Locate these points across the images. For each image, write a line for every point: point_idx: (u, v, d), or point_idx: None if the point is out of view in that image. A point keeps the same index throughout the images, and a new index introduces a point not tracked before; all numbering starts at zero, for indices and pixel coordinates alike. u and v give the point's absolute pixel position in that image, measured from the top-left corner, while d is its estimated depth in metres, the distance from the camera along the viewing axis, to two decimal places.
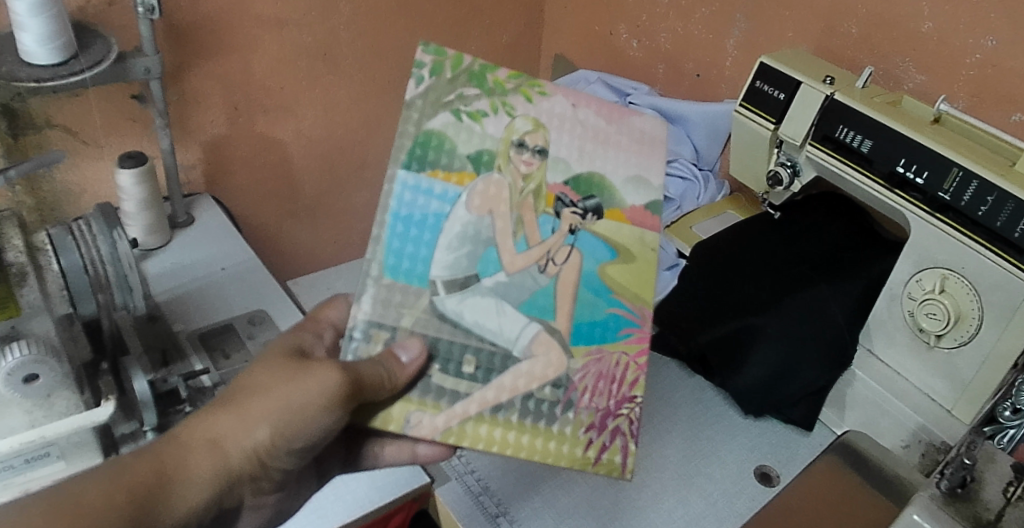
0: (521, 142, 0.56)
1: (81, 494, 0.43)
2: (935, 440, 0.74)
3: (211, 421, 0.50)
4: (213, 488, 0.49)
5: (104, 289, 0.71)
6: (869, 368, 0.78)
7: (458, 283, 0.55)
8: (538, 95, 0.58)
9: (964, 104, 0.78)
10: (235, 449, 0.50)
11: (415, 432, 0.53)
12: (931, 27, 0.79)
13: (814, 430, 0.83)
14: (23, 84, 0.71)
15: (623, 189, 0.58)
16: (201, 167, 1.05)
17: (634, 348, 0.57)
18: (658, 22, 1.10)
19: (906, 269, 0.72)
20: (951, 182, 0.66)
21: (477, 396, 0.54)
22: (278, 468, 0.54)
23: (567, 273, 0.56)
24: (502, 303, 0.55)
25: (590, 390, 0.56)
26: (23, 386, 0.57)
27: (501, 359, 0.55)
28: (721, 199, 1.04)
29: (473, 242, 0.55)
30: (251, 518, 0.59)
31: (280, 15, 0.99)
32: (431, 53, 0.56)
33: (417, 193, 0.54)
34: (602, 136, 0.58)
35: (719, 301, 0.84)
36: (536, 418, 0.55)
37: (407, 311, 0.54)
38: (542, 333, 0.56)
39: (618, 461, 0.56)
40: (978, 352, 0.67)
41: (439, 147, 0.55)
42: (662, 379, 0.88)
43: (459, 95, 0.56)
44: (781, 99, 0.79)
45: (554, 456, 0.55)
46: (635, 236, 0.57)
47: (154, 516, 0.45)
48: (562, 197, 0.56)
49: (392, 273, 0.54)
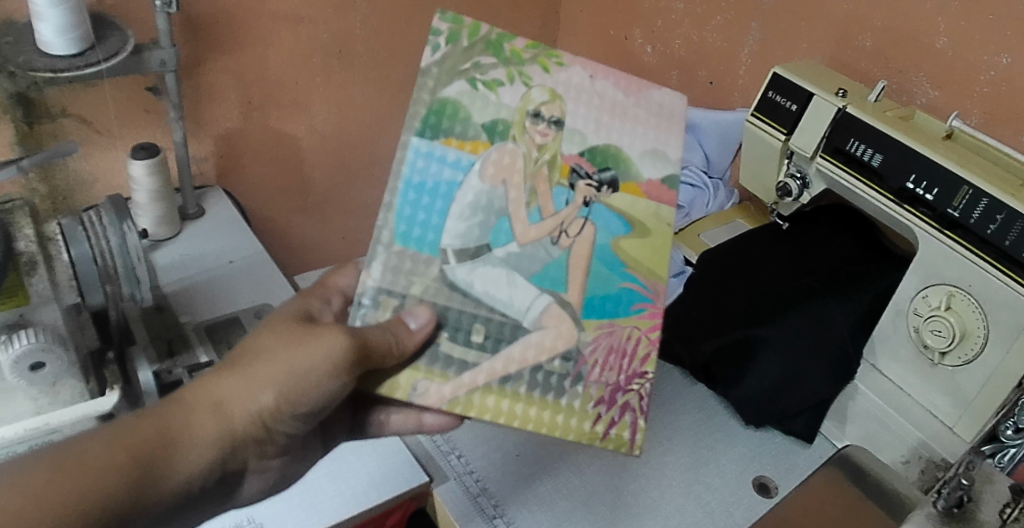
0: (536, 113, 0.57)
1: (86, 451, 0.44)
2: (935, 457, 0.73)
3: (214, 385, 0.50)
4: (217, 449, 0.50)
5: (113, 280, 0.72)
6: (870, 383, 0.78)
7: (469, 252, 0.55)
8: (555, 66, 0.59)
9: (977, 121, 0.78)
10: (240, 413, 0.50)
11: (421, 400, 0.52)
12: (946, 43, 0.78)
13: (814, 442, 0.82)
14: (40, 74, 0.72)
15: (640, 161, 0.58)
16: (214, 160, 1.06)
17: (647, 323, 0.57)
18: (673, 29, 1.10)
19: (913, 285, 0.72)
20: (961, 199, 0.66)
21: (486, 366, 0.54)
22: (282, 433, 0.54)
23: (579, 245, 0.57)
24: (514, 274, 0.56)
25: (600, 364, 0.56)
26: (29, 374, 0.58)
27: (511, 329, 0.55)
28: (730, 207, 1.04)
29: (485, 212, 0.55)
30: (255, 483, 0.59)
31: (296, 11, 1.00)
32: (449, 21, 0.57)
33: (430, 160, 0.55)
34: (620, 109, 0.59)
35: (724, 311, 0.84)
36: (544, 391, 0.54)
37: (416, 279, 0.54)
38: (553, 305, 0.56)
39: (626, 437, 0.56)
40: (982, 370, 0.67)
41: (453, 116, 0.55)
42: (664, 386, 0.88)
43: (475, 64, 0.56)
44: (793, 111, 0.79)
45: (562, 429, 0.55)
46: (650, 210, 0.58)
47: (156, 478, 0.46)
48: (577, 168, 0.57)
49: (403, 240, 0.54)
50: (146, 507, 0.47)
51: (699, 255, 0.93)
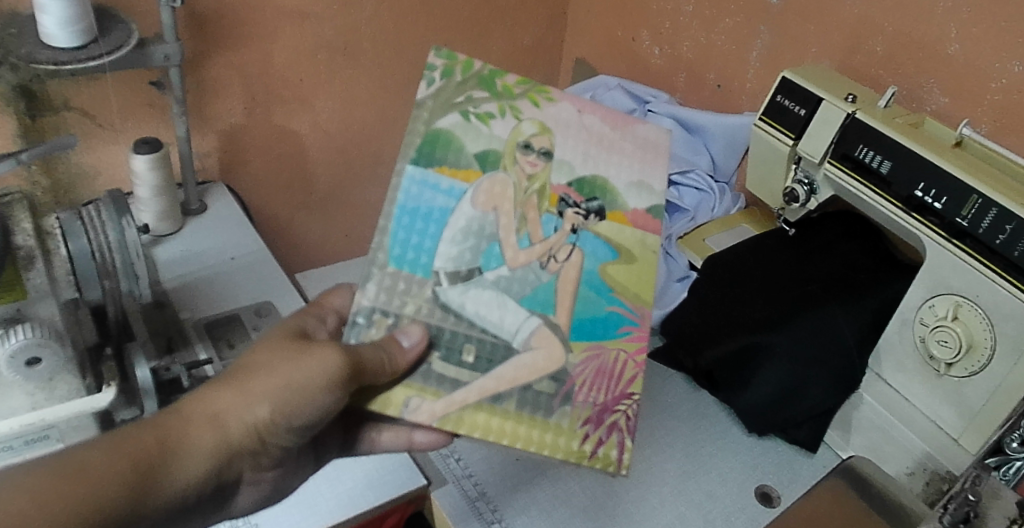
0: (526, 144, 0.57)
1: (86, 458, 0.43)
2: (940, 469, 0.73)
3: (212, 397, 0.50)
4: (212, 461, 0.49)
5: (110, 275, 0.70)
6: (876, 392, 0.77)
7: (461, 275, 0.55)
8: (545, 101, 0.60)
9: (986, 129, 0.77)
10: (236, 425, 0.50)
11: (413, 416, 0.52)
12: (957, 49, 0.77)
13: (818, 451, 0.82)
14: (42, 67, 0.71)
15: (626, 192, 0.59)
16: (217, 155, 1.05)
17: (634, 346, 0.57)
18: (681, 31, 1.09)
19: (919, 294, 0.71)
20: (970, 208, 0.65)
21: (478, 384, 0.53)
22: (278, 445, 0.54)
23: (567, 270, 0.56)
24: (504, 297, 0.55)
25: (588, 385, 0.56)
26: (25, 369, 0.57)
27: (502, 351, 0.54)
28: (736, 212, 1.03)
29: (476, 237, 0.55)
30: (248, 494, 0.59)
31: (302, 7, 0.99)
32: (443, 58, 0.59)
33: (424, 187, 0.55)
34: (606, 141, 0.60)
35: (728, 318, 0.83)
36: (533, 409, 0.54)
37: (410, 299, 0.54)
38: (542, 327, 0.55)
39: (614, 456, 0.55)
40: (989, 382, 0.66)
41: (446, 146, 0.56)
42: (665, 391, 0.87)
43: (468, 98, 0.58)
44: (801, 115, 0.78)
45: (550, 448, 0.54)
46: (636, 238, 0.58)
47: (155, 484, 0.46)
48: (566, 197, 0.57)
49: (397, 262, 0.54)
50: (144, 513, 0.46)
51: (703, 259, 0.93)
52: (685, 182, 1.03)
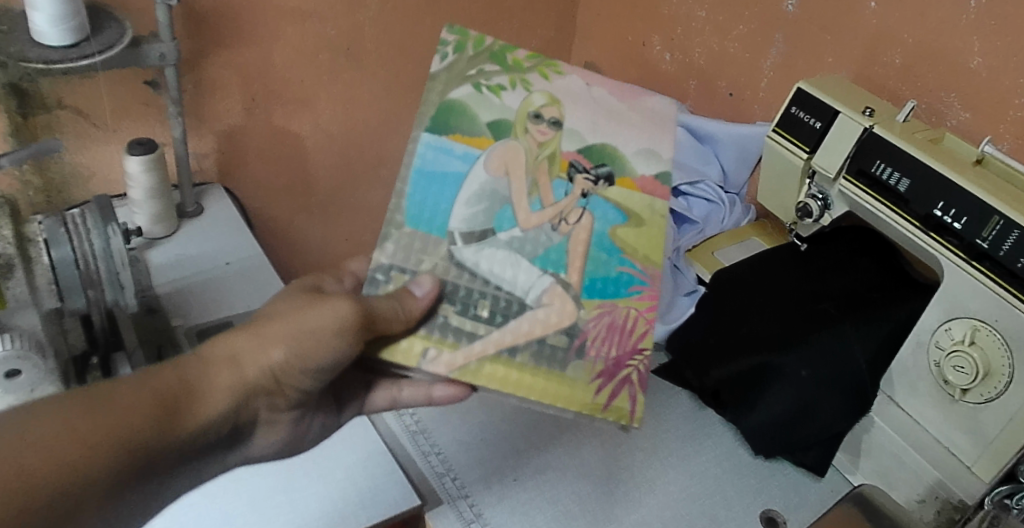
0: (537, 114, 0.61)
1: (110, 393, 0.45)
2: (952, 498, 0.70)
3: (228, 342, 0.52)
4: (228, 410, 0.51)
5: (94, 284, 0.68)
6: (888, 416, 0.74)
7: (475, 235, 0.57)
8: (554, 74, 0.63)
9: (1009, 147, 0.74)
10: (253, 366, 0.52)
11: (432, 367, 0.54)
12: (979, 63, 0.75)
13: (826, 476, 0.79)
14: (32, 65, 0.69)
15: (634, 159, 0.61)
16: (214, 157, 1.03)
17: (645, 305, 0.58)
18: (693, 36, 1.06)
19: (936, 317, 0.69)
20: (991, 229, 0.62)
21: (494, 337, 0.55)
22: (295, 388, 0.55)
23: (578, 232, 0.59)
24: (517, 257, 0.58)
25: (599, 339, 0.57)
26: (5, 382, 0.56)
27: (517, 306, 0.57)
28: (746, 224, 1.00)
29: (490, 199, 0.58)
30: (267, 435, 0.59)
31: (304, 7, 0.97)
32: (456, 35, 0.62)
33: (439, 153, 0.58)
34: (615, 112, 0.63)
35: (737, 336, 0.81)
36: (548, 363, 0.55)
37: (427, 257, 0.57)
38: (555, 286, 0.57)
39: (627, 409, 0.56)
40: (1006, 410, 0.63)
41: (460, 114, 0.60)
42: (671, 410, 0.84)
43: (481, 72, 0.61)
44: (817, 128, 0.76)
45: (565, 400, 0.55)
46: (646, 204, 0.60)
47: (175, 424, 0.47)
48: (575, 163, 0.60)
49: (414, 222, 0.57)
50: (162, 457, 0.47)
51: (711, 274, 0.90)
52: (694, 192, 1.01)
